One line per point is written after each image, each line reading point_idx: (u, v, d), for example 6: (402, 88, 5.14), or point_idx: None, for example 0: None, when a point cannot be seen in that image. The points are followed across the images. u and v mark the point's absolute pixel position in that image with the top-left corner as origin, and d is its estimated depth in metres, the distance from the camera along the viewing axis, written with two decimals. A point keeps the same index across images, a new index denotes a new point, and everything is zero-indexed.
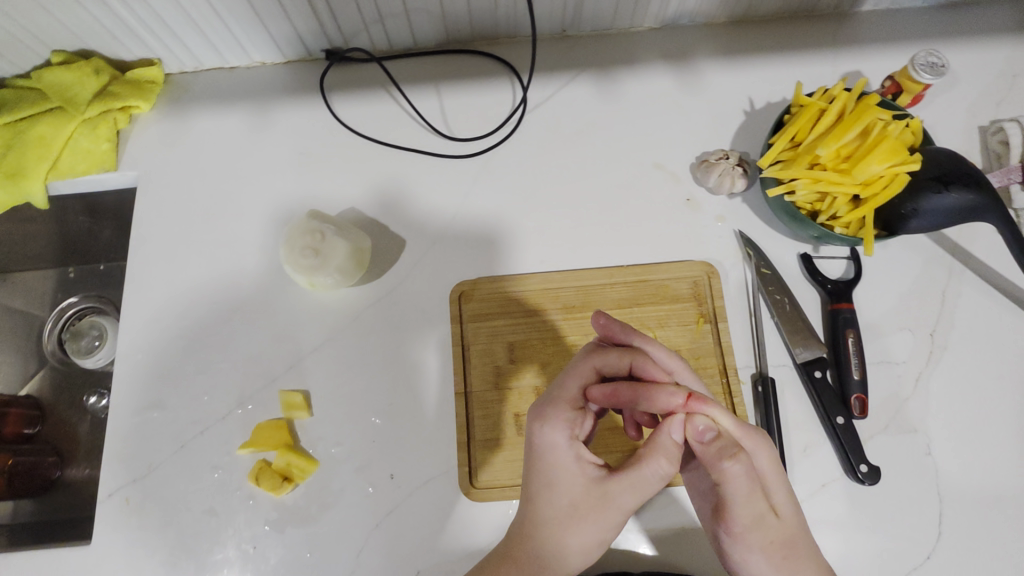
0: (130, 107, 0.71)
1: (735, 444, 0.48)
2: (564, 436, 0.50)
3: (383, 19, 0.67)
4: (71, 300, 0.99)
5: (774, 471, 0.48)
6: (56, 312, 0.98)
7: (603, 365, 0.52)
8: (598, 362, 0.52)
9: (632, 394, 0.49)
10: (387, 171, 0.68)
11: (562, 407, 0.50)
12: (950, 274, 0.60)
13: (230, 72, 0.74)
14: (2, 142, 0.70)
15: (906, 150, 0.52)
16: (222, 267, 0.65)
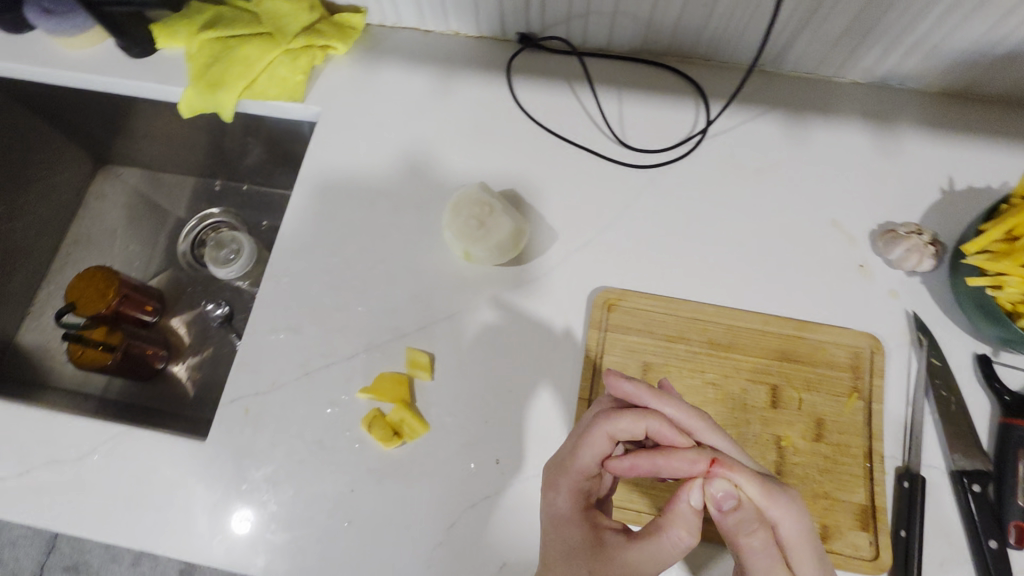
0: (330, 47, 0.74)
1: (756, 516, 0.45)
2: (578, 504, 0.49)
3: (589, 15, 0.67)
4: (213, 211, 1.05)
5: (801, 543, 0.45)
6: (198, 219, 1.04)
7: (617, 432, 0.48)
8: (611, 428, 0.48)
9: (653, 463, 0.47)
10: (554, 162, 0.68)
11: (575, 474, 0.49)
12: None
13: (424, 34, 0.76)
14: (212, 54, 0.75)
15: None
16: (377, 216, 0.67)
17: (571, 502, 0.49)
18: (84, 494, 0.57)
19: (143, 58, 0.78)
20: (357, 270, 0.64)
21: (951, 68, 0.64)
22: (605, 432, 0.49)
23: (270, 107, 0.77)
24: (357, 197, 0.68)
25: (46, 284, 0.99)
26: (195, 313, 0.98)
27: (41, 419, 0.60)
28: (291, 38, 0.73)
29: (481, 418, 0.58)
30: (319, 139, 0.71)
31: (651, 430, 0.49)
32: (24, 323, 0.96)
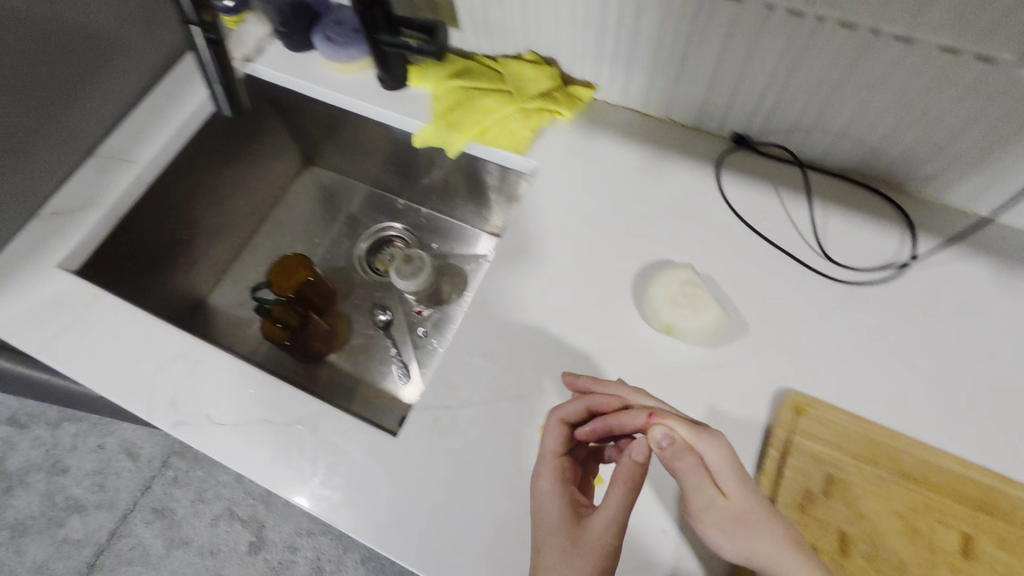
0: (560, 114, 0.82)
1: (684, 445, 0.52)
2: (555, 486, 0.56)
3: (812, 130, 0.72)
4: (395, 226, 1.14)
5: (725, 464, 0.52)
6: (382, 226, 1.14)
7: (566, 415, 0.58)
8: (560, 413, 0.58)
9: (606, 423, 0.57)
10: (752, 259, 0.71)
11: (547, 458, 0.57)
12: None
13: (642, 116, 0.83)
14: (455, 100, 0.85)
15: None
16: (578, 270, 0.72)
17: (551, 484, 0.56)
18: (287, 457, 0.64)
19: (389, 91, 0.89)
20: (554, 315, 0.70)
21: None
22: (558, 417, 0.58)
23: (490, 152, 0.85)
24: (561, 250, 0.74)
25: (241, 259, 1.11)
26: (364, 316, 1.07)
27: (263, 381, 0.68)
28: (529, 99, 0.82)
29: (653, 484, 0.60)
30: (534, 191, 0.79)
31: (591, 407, 0.58)
32: (219, 289, 1.08)
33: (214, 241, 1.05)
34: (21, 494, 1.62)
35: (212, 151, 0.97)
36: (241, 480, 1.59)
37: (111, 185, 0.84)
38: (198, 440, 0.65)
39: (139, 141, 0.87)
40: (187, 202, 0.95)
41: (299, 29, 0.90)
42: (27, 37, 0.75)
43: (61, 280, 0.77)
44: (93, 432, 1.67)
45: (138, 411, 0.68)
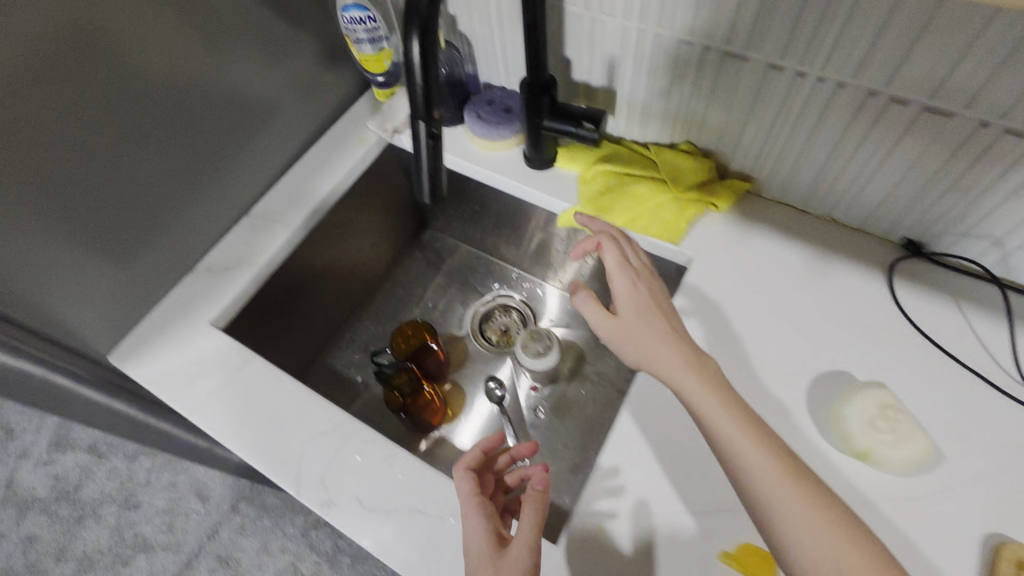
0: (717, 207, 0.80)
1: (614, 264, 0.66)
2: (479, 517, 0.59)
3: (1005, 245, 0.68)
4: (517, 296, 1.13)
5: (615, 265, 0.66)
6: (503, 292, 1.14)
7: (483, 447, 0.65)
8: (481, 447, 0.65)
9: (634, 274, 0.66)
10: (938, 379, 0.67)
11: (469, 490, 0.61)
12: None
13: (801, 213, 0.80)
14: (604, 184, 0.84)
15: None
16: (743, 376, 0.69)
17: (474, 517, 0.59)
18: (439, 555, 0.61)
19: (535, 169, 0.90)
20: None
21: None
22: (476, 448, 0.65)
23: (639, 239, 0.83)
24: (726, 354, 0.71)
25: (356, 319, 1.11)
26: (478, 390, 1.05)
27: (416, 468, 0.66)
28: (685, 190, 0.80)
29: None
30: (692, 290, 0.77)
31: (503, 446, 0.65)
32: (334, 350, 1.08)
33: (335, 302, 1.06)
34: (92, 526, 1.63)
35: (350, 215, 0.99)
36: (308, 534, 1.55)
37: (262, 246, 0.86)
38: (348, 525, 0.63)
39: (290, 204, 0.90)
40: (321, 264, 0.97)
41: (451, 107, 0.92)
42: (211, 105, 0.79)
43: (215, 339, 0.79)
44: (166, 469, 1.68)
45: (287, 486, 0.67)
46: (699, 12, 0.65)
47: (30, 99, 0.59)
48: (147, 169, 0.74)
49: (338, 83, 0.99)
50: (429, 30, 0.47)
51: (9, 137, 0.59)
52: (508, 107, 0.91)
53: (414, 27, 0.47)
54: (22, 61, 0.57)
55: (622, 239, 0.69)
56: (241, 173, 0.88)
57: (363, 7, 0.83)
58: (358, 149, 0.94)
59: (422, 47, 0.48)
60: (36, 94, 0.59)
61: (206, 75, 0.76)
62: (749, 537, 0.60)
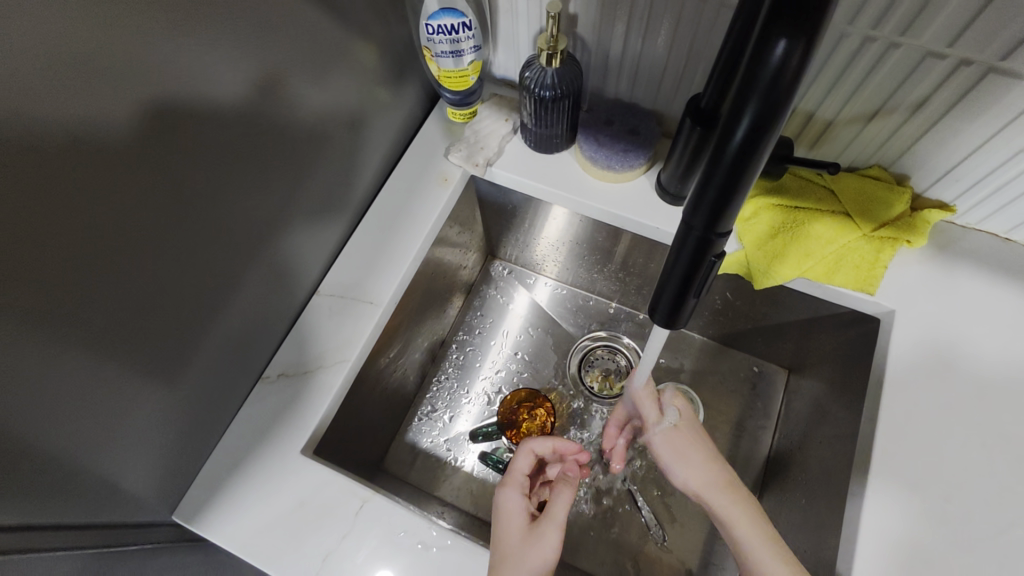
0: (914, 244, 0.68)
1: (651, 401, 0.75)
2: (520, 499, 0.61)
3: None
4: (627, 338, 0.96)
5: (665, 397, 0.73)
6: (609, 333, 0.96)
7: (536, 445, 0.66)
8: (532, 441, 0.67)
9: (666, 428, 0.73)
10: None
11: (512, 478, 0.63)
12: None
13: (1004, 243, 0.70)
14: (773, 220, 0.70)
15: None
16: (993, 457, 0.59)
17: (516, 502, 0.61)
18: None
19: (670, 205, 0.73)
20: (984, 523, 0.56)
21: None
22: (528, 446, 0.66)
23: (817, 288, 0.71)
24: (965, 427, 0.61)
25: (433, 380, 0.93)
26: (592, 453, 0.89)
27: None
28: (878, 228, 0.67)
29: None
30: (903, 346, 0.65)
31: (557, 446, 0.66)
32: (415, 422, 0.89)
33: (413, 367, 0.87)
34: None
35: (428, 269, 0.79)
36: None
37: (351, 337, 0.68)
38: None
39: (375, 276, 0.71)
40: (398, 335, 0.78)
41: (561, 130, 0.73)
42: (274, 165, 0.58)
43: (319, 473, 0.62)
44: None
45: None
46: (972, 26, 0.49)
47: (71, 218, 0.38)
48: (211, 269, 0.54)
49: (401, 104, 0.77)
50: (779, 113, 0.30)
51: (49, 281, 0.38)
52: (633, 127, 0.73)
53: (757, 106, 0.30)
54: (56, 164, 0.36)
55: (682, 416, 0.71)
56: (310, 244, 0.68)
57: (458, 12, 0.63)
58: (444, 191, 0.76)
59: (753, 138, 0.31)
60: (81, 206, 0.39)
61: (272, 128, 0.56)
62: None
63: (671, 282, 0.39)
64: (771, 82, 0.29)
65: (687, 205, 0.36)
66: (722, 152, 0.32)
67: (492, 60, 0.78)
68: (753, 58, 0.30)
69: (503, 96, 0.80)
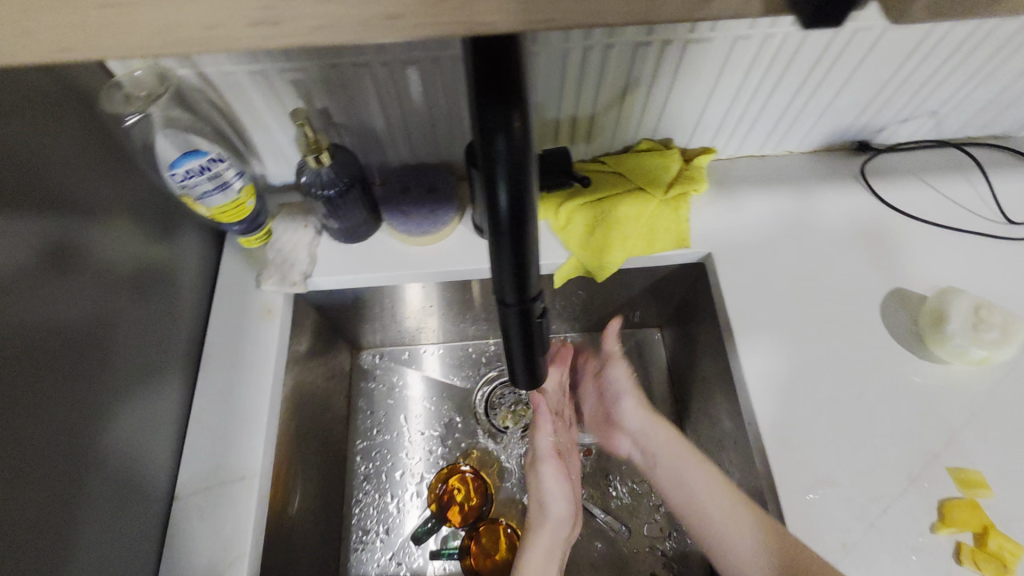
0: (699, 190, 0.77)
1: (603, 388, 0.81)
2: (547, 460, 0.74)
3: (930, 115, 0.77)
4: None
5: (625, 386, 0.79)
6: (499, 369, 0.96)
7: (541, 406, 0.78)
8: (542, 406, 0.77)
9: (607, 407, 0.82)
10: (949, 253, 0.74)
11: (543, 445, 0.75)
12: None
13: (761, 159, 0.82)
14: (585, 220, 0.75)
15: None
16: (832, 336, 0.69)
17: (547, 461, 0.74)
18: None
19: None
20: (851, 396, 0.65)
21: None
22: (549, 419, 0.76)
23: (647, 259, 0.77)
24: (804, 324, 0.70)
25: (353, 503, 0.86)
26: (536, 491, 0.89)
27: None
28: (668, 190, 0.75)
29: None
30: (733, 277, 0.73)
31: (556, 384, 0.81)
32: (353, 555, 0.82)
33: (327, 505, 0.80)
34: None
35: (294, 406, 0.73)
36: None
37: (239, 521, 0.60)
38: None
39: (236, 445, 0.64)
40: (292, 489, 0.71)
41: (363, 217, 0.71)
42: (59, 400, 0.49)
43: None
44: None
45: None
46: None
47: None
48: (28, 540, 0.44)
49: (189, 254, 0.70)
50: (527, 177, 0.30)
51: None
52: (430, 186, 0.74)
53: (507, 180, 0.30)
54: None
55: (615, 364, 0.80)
56: (146, 448, 0.58)
57: (200, 151, 0.59)
58: (272, 324, 0.70)
59: (516, 205, 0.31)
60: None
61: (39, 350, 0.47)
62: (941, 495, 0.60)
63: (517, 351, 0.40)
64: (507, 159, 0.29)
65: (493, 285, 0.36)
66: (498, 232, 0.32)
67: (265, 171, 0.74)
68: (479, 146, 0.30)
69: (292, 203, 0.76)
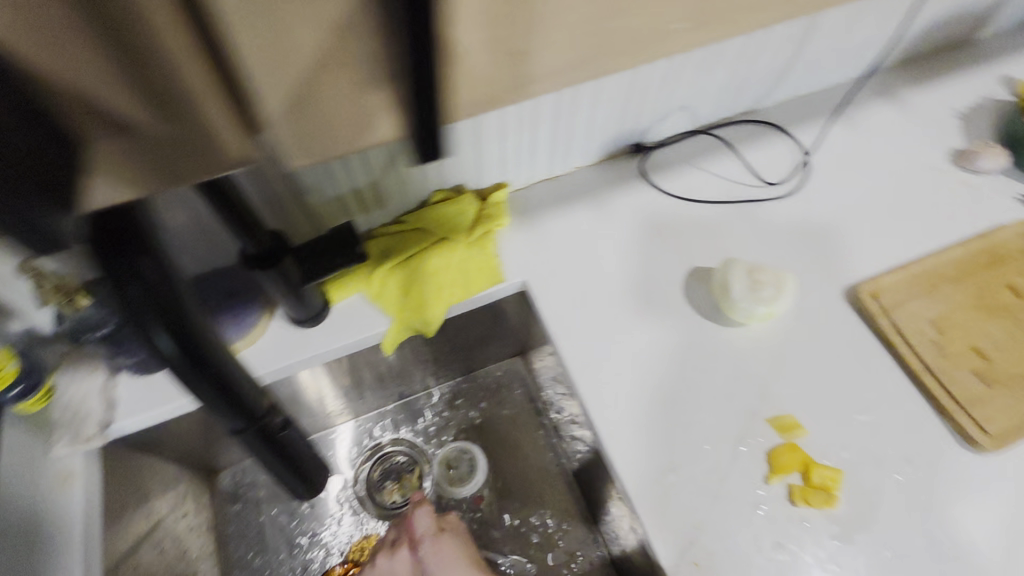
0: (502, 225, 0.80)
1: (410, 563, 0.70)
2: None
3: (683, 107, 0.85)
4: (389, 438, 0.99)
5: (437, 557, 0.69)
6: (374, 446, 0.98)
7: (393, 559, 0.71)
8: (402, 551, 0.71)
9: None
10: (730, 223, 0.82)
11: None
12: None
13: (555, 179, 0.86)
14: (398, 283, 0.75)
15: None
16: (649, 329, 0.73)
17: None
18: None
19: (314, 326, 0.73)
20: (675, 380, 0.70)
21: (900, 49, 0.95)
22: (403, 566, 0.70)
23: (471, 303, 0.78)
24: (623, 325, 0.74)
25: None
26: None
27: None
28: (470, 233, 0.77)
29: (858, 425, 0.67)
30: (552, 300, 0.76)
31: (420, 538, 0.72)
32: None
33: None
34: None
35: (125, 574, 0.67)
36: None
37: None
38: None
39: None
40: None
41: None
42: None
43: None
44: None
45: None
46: None
47: None
48: None
49: None
50: (177, 314, 0.40)
51: None
52: (228, 291, 0.70)
53: (160, 321, 0.40)
54: None
55: (429, 534, 0.71)
56: None
57: None
58: (73, 492, 0.64)
59: (177, 336, 0.41)
60: None
61: None
62: (766, 447, 0.66)
63: (264, 449, 0.55)
64: (149, 304, 0.39)
65: (206, 405, 0.47)
66: (175, 363, 0.42)
67: (30, 321, 0.63)
68: (120, 296, 0.39)
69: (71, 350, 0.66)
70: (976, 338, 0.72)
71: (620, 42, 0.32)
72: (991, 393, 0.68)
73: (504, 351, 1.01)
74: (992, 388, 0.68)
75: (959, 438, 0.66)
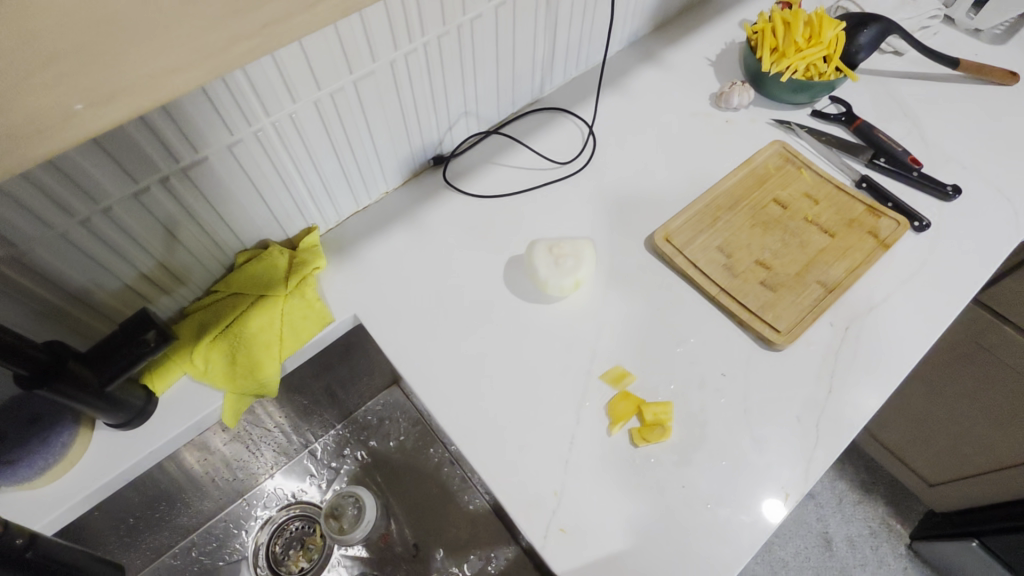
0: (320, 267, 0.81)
1: None
2: None
3: (466, 113, 0.89)
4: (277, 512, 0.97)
5: None
6: (267, 518, 0.97)
7: None
8: None
9: None
10: (535, 208, 0.87)
11: None
12: (872, 94, 0.98)
13: (366, 209, 0.88)
14: (223, 354, 0.74)
15: (831, 20, 0.90)
16: (480, 326, 0.77)
17: None
18: None
19: (144, 423, 0.70)
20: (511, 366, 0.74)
21: (648, 18, 1.05)
22: None
23: (309, 350, 0.78)
24: (456, 328, 0.77)
25: None
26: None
27: None
28: (286, 284, 0.77)
29: (678, 355, 0.74)
30: (384, 324, 0.78)
31: None
32: None
33: None
34: None
35: None
36: None
37: None
38: None
39: None
40: None
41: None
42: None
43: None
44: None
45: None
46: (122, 168, 0.56)
47: None
48: None
49: None
50: None
51: None
52: (33, 414, 0.66)
53: None
54: None
55: None
56: None
57: None
58: None
59: None
60: None
61: None
62: (603, 402, 0.71)
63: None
64: None
65: None
66: None
67: None
68: None
69: None
70: (757, 251, 0.81)
71: (50, 115, 0.20)
72: (779, 296, 0.77)
73: (378, 384, 1.01)
74: (778, 291, 0.77)
75: (763, 342, 0.74)
